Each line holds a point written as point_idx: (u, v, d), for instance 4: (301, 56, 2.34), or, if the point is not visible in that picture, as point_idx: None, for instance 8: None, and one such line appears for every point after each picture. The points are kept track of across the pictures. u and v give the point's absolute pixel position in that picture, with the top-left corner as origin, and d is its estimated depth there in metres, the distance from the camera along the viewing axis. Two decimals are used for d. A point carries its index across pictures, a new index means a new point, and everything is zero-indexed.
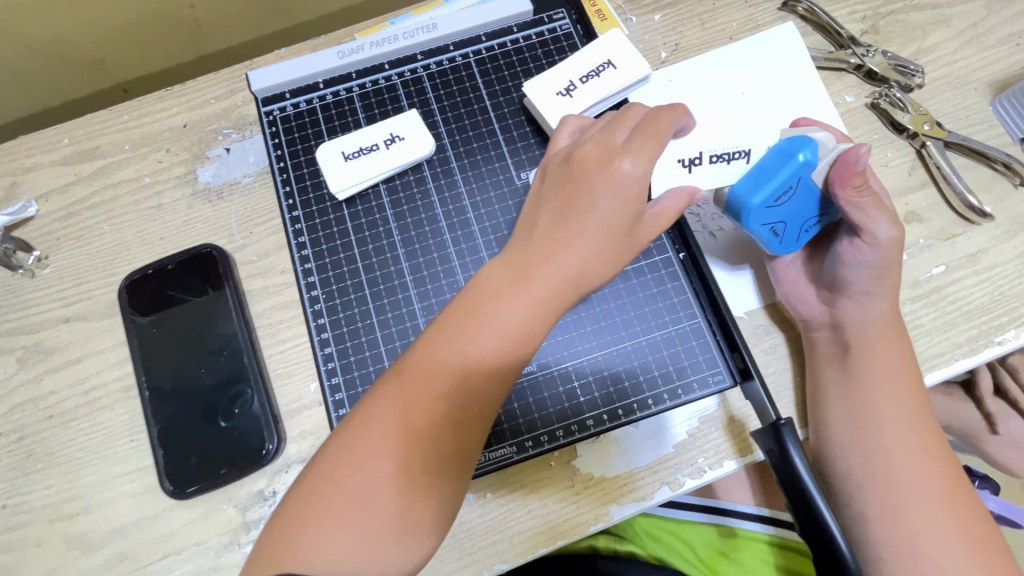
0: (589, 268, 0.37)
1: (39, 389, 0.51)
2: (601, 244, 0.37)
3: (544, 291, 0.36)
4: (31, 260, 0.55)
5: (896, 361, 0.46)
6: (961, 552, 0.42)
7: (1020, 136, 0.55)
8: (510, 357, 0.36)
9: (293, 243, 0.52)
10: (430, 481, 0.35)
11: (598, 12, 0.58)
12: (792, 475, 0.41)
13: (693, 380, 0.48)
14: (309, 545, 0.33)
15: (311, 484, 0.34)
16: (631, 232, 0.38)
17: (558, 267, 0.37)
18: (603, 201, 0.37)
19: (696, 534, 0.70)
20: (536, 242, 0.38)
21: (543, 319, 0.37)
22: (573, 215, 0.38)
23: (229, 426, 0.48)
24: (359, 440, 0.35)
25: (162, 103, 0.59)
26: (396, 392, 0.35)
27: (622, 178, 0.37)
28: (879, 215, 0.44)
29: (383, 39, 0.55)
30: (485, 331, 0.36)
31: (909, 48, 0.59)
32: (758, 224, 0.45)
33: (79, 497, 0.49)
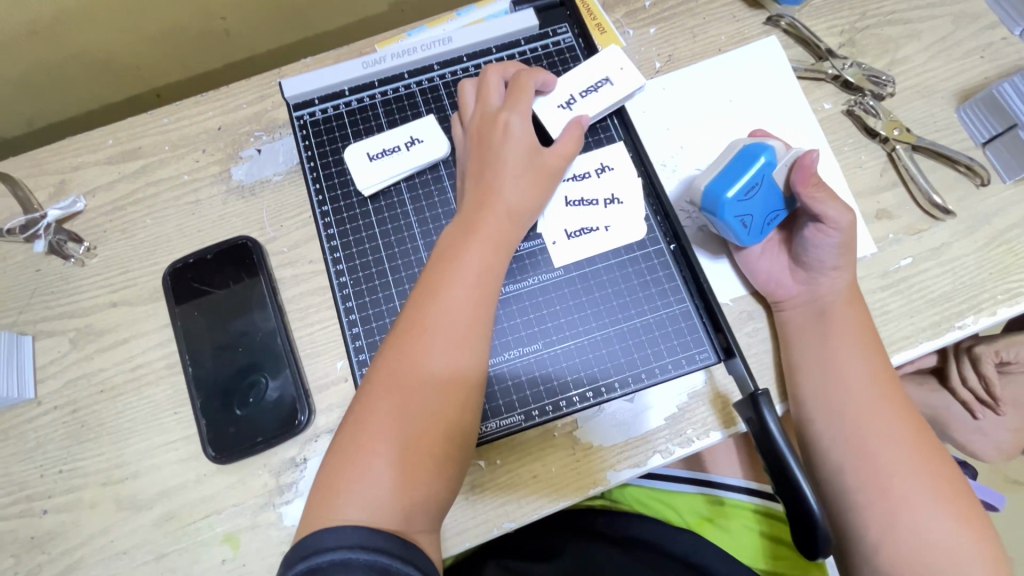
0: (520, 204, 0.50)
1: (91, 366, 0.57)
2: (521, 183, 0.50)
3: (492, 229, 0.48)
4: (81, 250, 0.60)
5: (857, 326, 0.52)
6: (926, 503, 0.47)
7: (982, 141, 0.61)
8: (477, 297, 0.46)
9: (323, 235, 0.57)
10: (429, 416, 0.42)
11: (598, 25, 0.65)
12: (769, 441, 0.46)
13: (682, 357, 0.54)
14: (348, 482, 0.40)
15: (345, 437, 0.42)
16: (541, 166, 0.52)
17: (499, 209, 0.49)
18: (506, 150, 0.51)
19: (685, 504, 0.75)
20: (474, 199, 0.50)
21: (498, 257, 0.48)
22: (491, 172, 0.51)
23: (241, 413, 0.54)
24: (372, 404, 0.42)
25: (198, 108, 0.64)
26: (400, 348, 0.44)
27: (509, 129, 0.52)
28: (836, 203, 0.50)
29: (403, 51, 0.60)
30: (451, 281, 0.46)
31: (882, 60, 0.65)
32: (731, 217, 0.50)
33: (128, 463, 0.54)
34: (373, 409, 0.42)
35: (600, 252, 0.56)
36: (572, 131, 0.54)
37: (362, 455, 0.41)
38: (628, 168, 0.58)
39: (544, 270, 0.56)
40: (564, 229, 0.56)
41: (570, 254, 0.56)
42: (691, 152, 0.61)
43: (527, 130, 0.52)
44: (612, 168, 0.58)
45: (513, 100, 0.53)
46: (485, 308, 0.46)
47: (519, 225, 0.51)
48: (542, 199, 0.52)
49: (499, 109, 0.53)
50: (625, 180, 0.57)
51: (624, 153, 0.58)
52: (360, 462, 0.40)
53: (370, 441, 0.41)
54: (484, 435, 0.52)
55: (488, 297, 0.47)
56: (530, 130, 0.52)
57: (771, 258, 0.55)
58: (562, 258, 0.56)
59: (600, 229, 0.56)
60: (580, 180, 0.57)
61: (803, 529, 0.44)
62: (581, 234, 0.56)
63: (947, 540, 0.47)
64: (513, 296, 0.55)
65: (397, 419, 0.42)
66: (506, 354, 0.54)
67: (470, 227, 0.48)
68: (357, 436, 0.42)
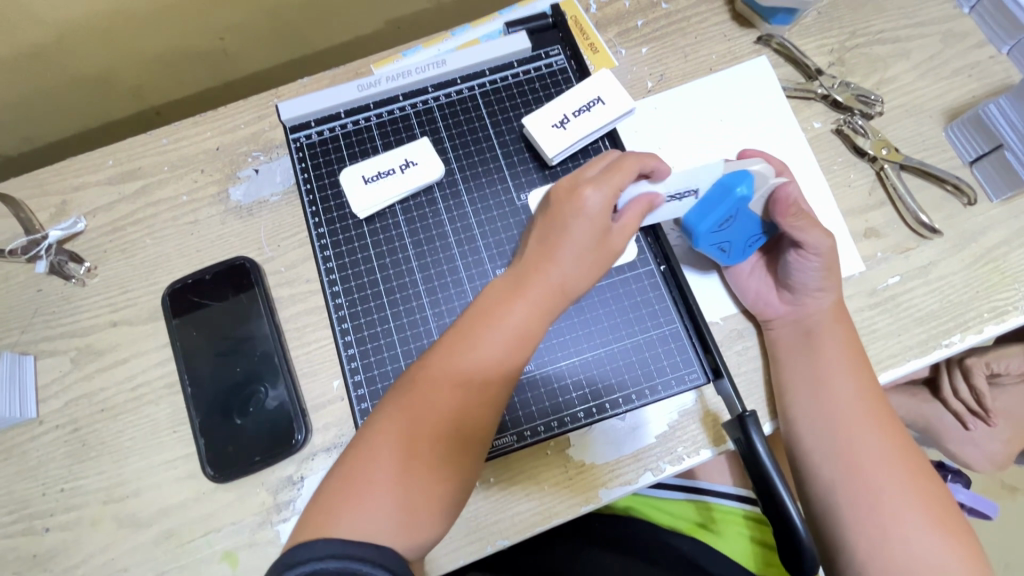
0: (573, 278, 0.47)
1: (92, 386, 0.58)
2: (582, 257, 0.47)
3: (538, 298, 0.46)
4: (82, 270, 0.61)
5: (845, 344, 0.53)
6: (914, 520, 0.48)
7: (969, 159, 0.62)
8: (506, 360, 0.45)
9: (319, 256, 0.58)
10: (435, 460, 0.43)
11: (590, 45, 0.66)
12: (756, 460, 0.47)
13: (672, 378, 0.55)
14: (348, 503, 0.41)
15: (354, 455, 0.43)
16: (605, 246, 0.47)
17: (551, 280, 0.46)
18: (575, 219, 0.47)
19: (676, 510, 0.76)
20: (529, 260, 0.47)
21: (538, 326, 0.46)
22: (555, 237, 0.47)
23: (241, 422, 0.55)
24: (383, 433, 0.44)
25: (197, 128, 0.65)
26: (423, 383, 0.45)
27: (586, 201, 0.47)
28: (815, 231, 0.51)
29: (397, 74, 0.61)
30: (485, 338, 0.45)
31: (871, 79, 0.66)
32: (706, 245, 0.53)
33: (129, 482, 0.55)
34: (384, 433, 0.44)
35: None
36: (637, 206, 0.48)
37: (364, 477, 0.42)
38: None
39: None
40: None
41: None
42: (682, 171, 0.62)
43: (606, 203, 0.47)
44: None
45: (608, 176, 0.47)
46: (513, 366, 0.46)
47: (568, 299, 0.47)
48: (597, 277, 0.48)
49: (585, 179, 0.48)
50: None
51: None
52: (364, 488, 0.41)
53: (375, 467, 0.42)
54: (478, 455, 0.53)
55: (518, 359, 0.46)
56: (609, 204, 0.47)
57: (757, 279, 0.57)
58: None
59: None
60: None
61: (787, 548, 0.45)
62: None
63: (934, 557, 0.47)
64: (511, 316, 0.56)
65: (404, 452, 0.43)
66: None
67: (521, 289, 0.46)
68: (363, 463, 0.42)
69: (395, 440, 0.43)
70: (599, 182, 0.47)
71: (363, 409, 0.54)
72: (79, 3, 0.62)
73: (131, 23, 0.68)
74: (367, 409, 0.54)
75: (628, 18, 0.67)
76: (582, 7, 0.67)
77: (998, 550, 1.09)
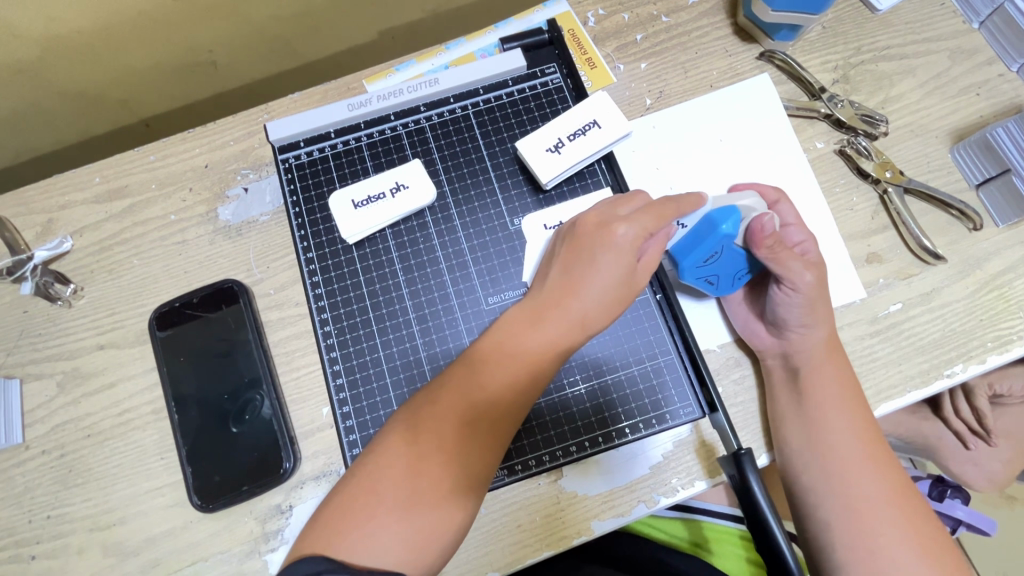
0: (593, 314, 0.46)
1: (78, 410, 0.57)
2: (604, 293, 0.46)
3: (562, 328, 0.46)
4: (69, 291, 0.60)
5: (840, 378, 0.52)
6: (914, 559, 0.47)
7: (976, 182, 0.60)
8: (520, 391, 0.46)
9: (308, 281, 0.58)
10: (443, 487, 0.43)
11: (587, 60, 0.64)
12: (751, 500, 0.46)
13: (666, 412, 0.54)
14: (343, 527, 0.42)
15: (361, 476, 0.44)
16: (629, 285, 0.47)
17: (571, 312, 0.46)
18: (598, 254, 0.46)
19: (671, 528, 0.75)
20: (551, 289, 0.47)
21: (553, 360, 0.46)
22: (575, 270, 0.47)
23: (236, 431, 0.54)
24: (395, 458, 0.44)
25: (184, 144, 0.64)
26: (432, 408, 0.45)
27: (612, 238, 0.46)
28: (796, 265, 0.50)
29: (389, 93, 0.61)
30: (501, 369, 0.46)
31: (876, 97, 0.64)
32: (691, 278, 0.53)
33: (116, 510, 0.54)
34: (394, 454, 0.44)
35: None
36: (663, 241, 0.48)
37: (362, 503, 0.43)
38: None
39: None
40: None
41: None
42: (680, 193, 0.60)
43: (635, 242, 0.46)
44: None
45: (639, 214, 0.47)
46: (527, 391, 0.46)
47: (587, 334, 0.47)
48: (617, 314, 0.47)
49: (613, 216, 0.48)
50: None
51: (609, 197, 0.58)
52: (367, 511, 0.42)
53: (384, 488, 0.43)
54: None
55: (533, 389, 0.46)
56: (637, 243, 0.46)
57: (745, 308, 0.56)
58: None
59: None
60: None
61: None
62: None
63: None
64: None
65: (416, 477, 0.43)
66: None
67: (539, 318, 0.46)
68: (371, 485, 0.43)
69: (406, 463, 0.44)
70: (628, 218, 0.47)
71: (350, 442, 0.53)
72: (63, 18, 0.61)
73: (119, 36, 0.67)
74: (355, 441, 0.53)
75: (627, 32, 0.65)
76: (580, 20, 0.66)
77: (995, 561, 1.09)
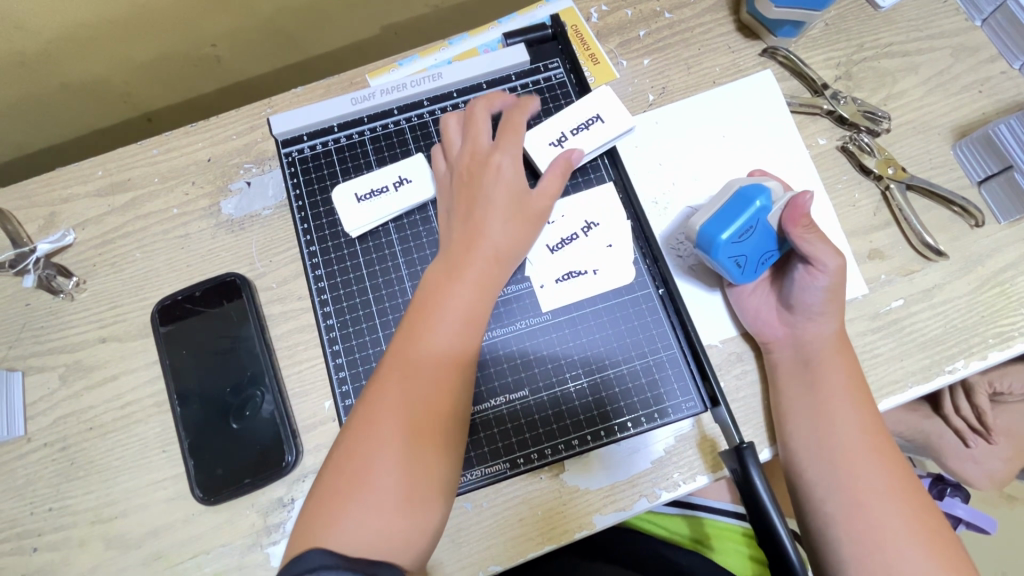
0: (506, 243, 0.50)
1: (80, 403, 0.57)
2: (508, 222, 0.51)
3: (478, 267, 0.49)
4: (71, 284, 0.60)
5: (845, 370, 0.52)
6: (917, 554, 0.47)
7: (978, 179, 0.60)
8: (462, 334, 0.48)
9: (311, 275, 0.58)
10: (417, 451, 0.43)
11: (590, 56, 0.64)
12: (753, 494, 0.46)
13: (668, 406, 0.54)
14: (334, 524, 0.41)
15: (334, 467, 0.43)
16: (530, 209, 0.52)
17: (483, 253, 0.50)
18: (495, 192, 0.51)
19: (673, 525, 0.76)
20: (460, 240, 0.50)
21: (483, 297, 0.49)
22: (478, 213, 0.51)
23: (238, 425, 0.54)
24: (358, 441, 0.43)
25: (187, 138, 0.64)
26: (373, 391, 0.45)
27: (497, 171, 0.52)
28: (826, 247, 0.50)
29: (392, 87, 0.61)
30: (433, 319, 0.47)
31: (879, 94, 0.64)
32: (725, 257, 0.51)
33: (117, 502, 0.54)
34: (357, 439, 0.44)
35: (588, 295, 0.57)
36: (559, 166, 0.53)
37: (348, 501, 0.42)
38: (615, 218, 0.58)
39: (532, 314, 0.56)
40: (553, 274, 0.57)
41: (556, 299, 0.56)
42: (682, 188, 0.60)
43: (516, 172, 0.52)
44: (598, 224, 0.58)
45: (502, 141, 0.53)
46: (466, 336, 0.48)
47: (505, 266, 0.51)
48: (529, 238, 0.52)
49: (488, 151, 0.53)
50: (614, 234, 0.58)
51: (612, 194, 0.58)
52: (352, 501, 0.42)
53: (362, 483, 0.42)
54: (468, 484, 0.52)
55: (469, 330, 0.48)
56: (518, 171, 0.52)
57: (759, 298, 0.55)
58: (549, 302, 0.56)
59: (588, 273, 0.57)
60: (568, 243, 0.57)
61: None
62: (569, 279, 0.56)
63: None
64: (503, 341, 0.56)
65: (386, 445, 0.43)
66: (492, 401, 0.54)
67: (457, 270, 0.49)
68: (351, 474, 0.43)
69: (370, 440, 0.43)
70: (504, 151, 0.53)
71: None
72: (66, 11, 0.61)
73: (121, 30, 0.67)
74: None
75: (630, 28, 0.65)
76: (583, 16, 0.66)
77: (994, 560, 1.09)
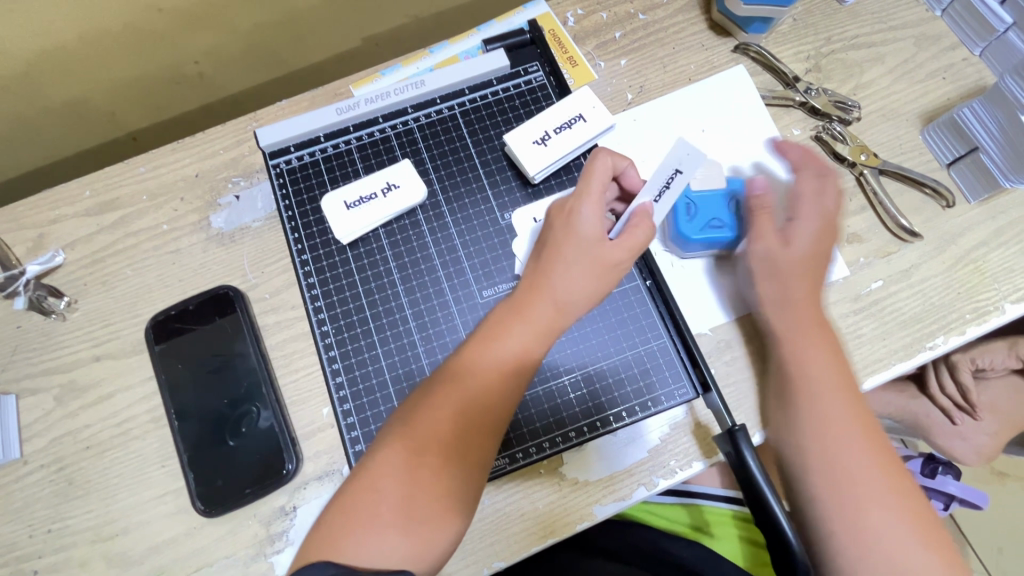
0: (573, 294, 0.48)
1: (76, 423, 0.57)
2: (581, 270, 0.48)
3: (541, 316, 0.48)
4: (62, 304, 0.60)
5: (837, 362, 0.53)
6: (900, 537, 0.48)
7: (947, 161, 0.62)
8: (513, 377, 0.47)
9: (304, 284, 0.59)
10: (441, 481, 0.44)
11: (569, 59, 0.66)
12: (749, 477, 0.48)
13: (660, 395, 0.55)
14: (360, 531, 0.42)
15: (362, 478, 0.44)
16: (606, 260, 0.48)
17: (549, 301, 0.48)
18: (570, 236, 0.49)
19: (671, 514, 0.76)
20: (529, 279, 0.49)
21: (540, 343, 0.48)
22: (552, 257, 0.49)
23: (237, 436, 0.54)
24: (392, 460, 0.44)
25: (174, 155, 0.64)
26: (418, 414, 0.46)
27: (578, 217, 0.49)
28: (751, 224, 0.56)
29: (376, 96, 0.62)
30: (488, 357, 0.47)
31: (848, 85, 0.66)
32: (698, 233, 0.57)
33: (118, 520, 0.54)
34: (391, 458, 0.44)
35: None
36: (640, 222, 0.50)
37: (364, 511, 0.43)
38: None
39: None
40: None
41: None
42: None
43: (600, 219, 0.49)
44: None
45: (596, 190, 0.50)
46: (516, 380, 0.47)
47: (567, 317, 0.49)
48: (600, 292, 0.49)
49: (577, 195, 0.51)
50: None
51: None
52: (370, 518, 0.43)
53: (384, 505, 0.43)
54: None
55: (522, 377, 0.47)
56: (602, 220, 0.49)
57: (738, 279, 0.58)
58: None
59: None
60: None
61: (781, 560, 0.46)
62: None
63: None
64: None
65: (419, 470, 0.44)
66: None
67: (520, 310, 0.48)
68: (374, 490, 0.44)
69: (405, 460, 0.44)
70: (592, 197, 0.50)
71: (353, 438, 0.54)
72: (48, 35, 0.61)
73: (104, 51, 0.67)
74: (358, 438, 0.54)
75: (606, 30, 0.67)
76: (560, 20, 0.67)
77: (989, 536, 1.11)
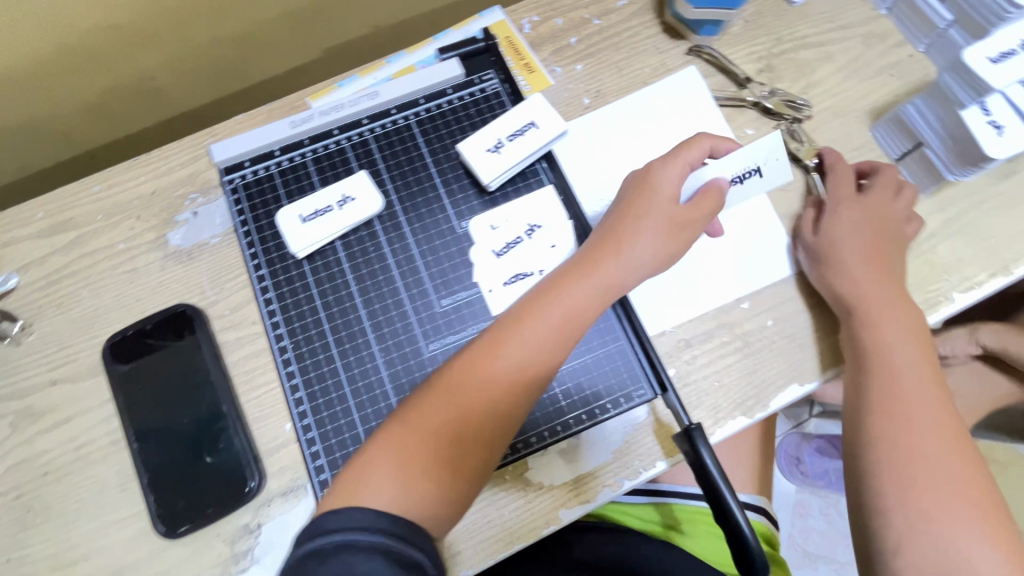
0: (635, 262, 0.52)
1: (33, 449, 0.56)
2: (653, 235, 0.52)
3: (600, 281, 0.51)
4: (16, 329, 0.59)
5: (916, 346, 0.54)
6: (962, 525, 0.47)
7: (896, 156, 0.64)
8: (562, 344, 0.50)
9: (261, 299, 0.58)
10: (472, 438, 0.47)
11: (525, 66, 0.66)
12: (706, 474, 0.48)
13: (619, 397, 0.56)
14: (379, 475, 0.45)
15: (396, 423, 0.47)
16: (679, 226, 0.53)
17: (610, 270, 0.51)
18: (647, 202, 0.53)
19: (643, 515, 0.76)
20: (594, 244, 0.53)
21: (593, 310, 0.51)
22: (625, 222, 0.53)
23: (197, 455, 0.54)
24: (434, 408, 0.47)
25: (129, 173, 0.63)
26: (463, 367, 0.48)
27: (660, 182, 0.53)
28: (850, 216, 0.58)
29: (330, 108, 0.62)
30: (540, 320, 0.50)
31: (799, 84, 0.67)
32: None
33: (78, 546, 0.53)
34: (431, 405, 0.47)
35: None
36: (710, 194, 0.53)
37: (387, 457, 0.45)
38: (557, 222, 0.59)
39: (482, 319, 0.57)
40: (501, 278, 0.58)
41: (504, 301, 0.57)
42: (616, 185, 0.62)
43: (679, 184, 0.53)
44: (540, 226, 0.59)
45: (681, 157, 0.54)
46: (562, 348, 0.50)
47: (622, 288, 0.52)
48: (664, 260, 0.53)
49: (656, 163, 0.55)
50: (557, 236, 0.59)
51: (553, 198, 0.60)
52: (393, 464, 0.45)
53: (411, 451, 0.45)
54: None
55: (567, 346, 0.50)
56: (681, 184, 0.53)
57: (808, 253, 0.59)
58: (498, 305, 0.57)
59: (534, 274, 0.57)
60: (514, 247, 0.59)
61: (738, 555, 0.47)
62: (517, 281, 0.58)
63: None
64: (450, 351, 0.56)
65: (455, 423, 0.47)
66: None
67: (579, 275, 0.51)
68: (408, 434, 0.46)
69: (441, 410, 0.47)
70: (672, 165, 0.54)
71: (314, 453, 0.54)
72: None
73: (56, 70, 0.66)
74: (318, 452, 0.54)
75: (561, 36, 0.68)
76: (515, 27, 0.68)
77: None
